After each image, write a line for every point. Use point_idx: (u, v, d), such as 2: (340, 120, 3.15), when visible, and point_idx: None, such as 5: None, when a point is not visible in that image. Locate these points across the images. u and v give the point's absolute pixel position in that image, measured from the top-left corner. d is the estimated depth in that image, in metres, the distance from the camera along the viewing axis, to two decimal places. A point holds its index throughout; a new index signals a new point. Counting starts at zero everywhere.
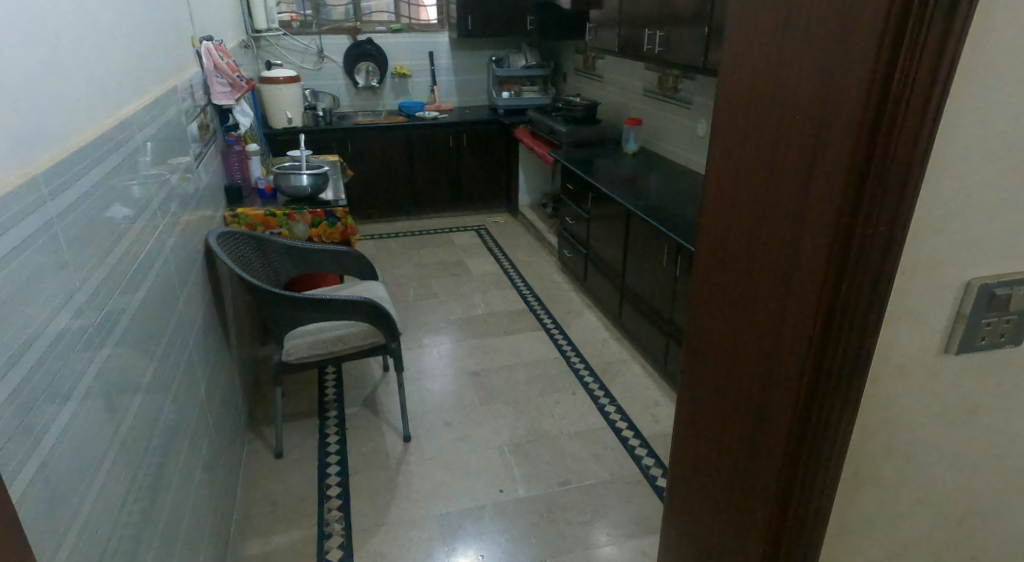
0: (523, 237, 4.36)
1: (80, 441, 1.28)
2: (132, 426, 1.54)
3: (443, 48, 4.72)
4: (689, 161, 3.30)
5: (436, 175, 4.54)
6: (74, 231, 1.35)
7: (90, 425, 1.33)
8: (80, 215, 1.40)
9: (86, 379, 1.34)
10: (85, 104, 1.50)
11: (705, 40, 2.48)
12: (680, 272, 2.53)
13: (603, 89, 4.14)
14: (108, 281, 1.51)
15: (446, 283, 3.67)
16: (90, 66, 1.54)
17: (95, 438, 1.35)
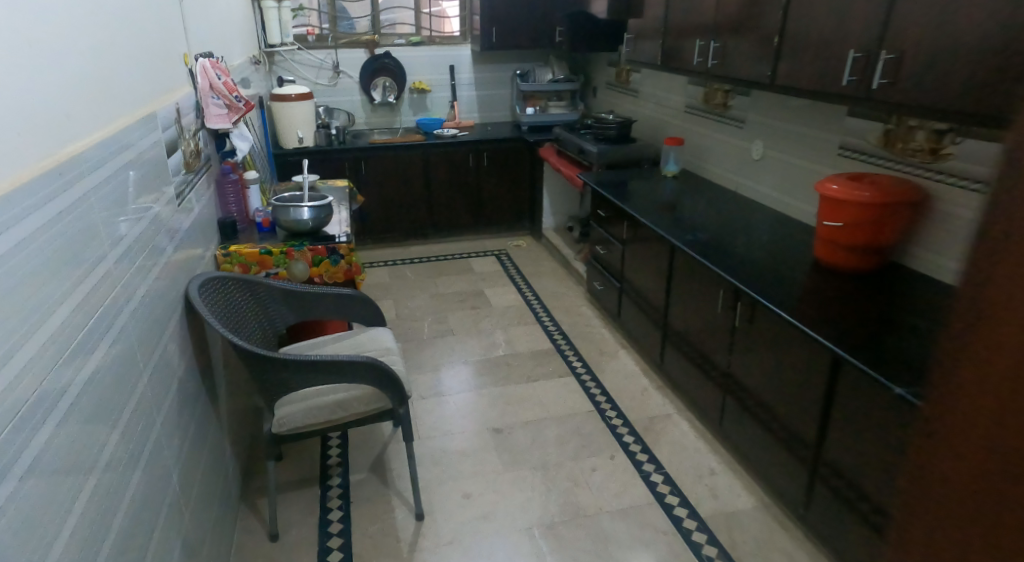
0: (547, 263, 4.00)
1: (24, 525, 1.00)
2: (91, 519, 1.22)
3: (465, 61, 4.42)
4: (740, 185, 2.93)
5: (455, 196, 4.21)
6: (12, 282, 1.03)
7: (36, 505, 1.04)
8: (33, 256, 1.10)
9: (36, 446, 1.07)
10: (38, 125, 1.17)
11: (775, 49, 2.11)
12: (740, 321, 2.12)
13: (639, 104, 3.80)
14: (58, 341, 1.17)
15: (464, 316, 3.31)
16: (44, 80, 1.21)
17: (42, 527, 1.05)
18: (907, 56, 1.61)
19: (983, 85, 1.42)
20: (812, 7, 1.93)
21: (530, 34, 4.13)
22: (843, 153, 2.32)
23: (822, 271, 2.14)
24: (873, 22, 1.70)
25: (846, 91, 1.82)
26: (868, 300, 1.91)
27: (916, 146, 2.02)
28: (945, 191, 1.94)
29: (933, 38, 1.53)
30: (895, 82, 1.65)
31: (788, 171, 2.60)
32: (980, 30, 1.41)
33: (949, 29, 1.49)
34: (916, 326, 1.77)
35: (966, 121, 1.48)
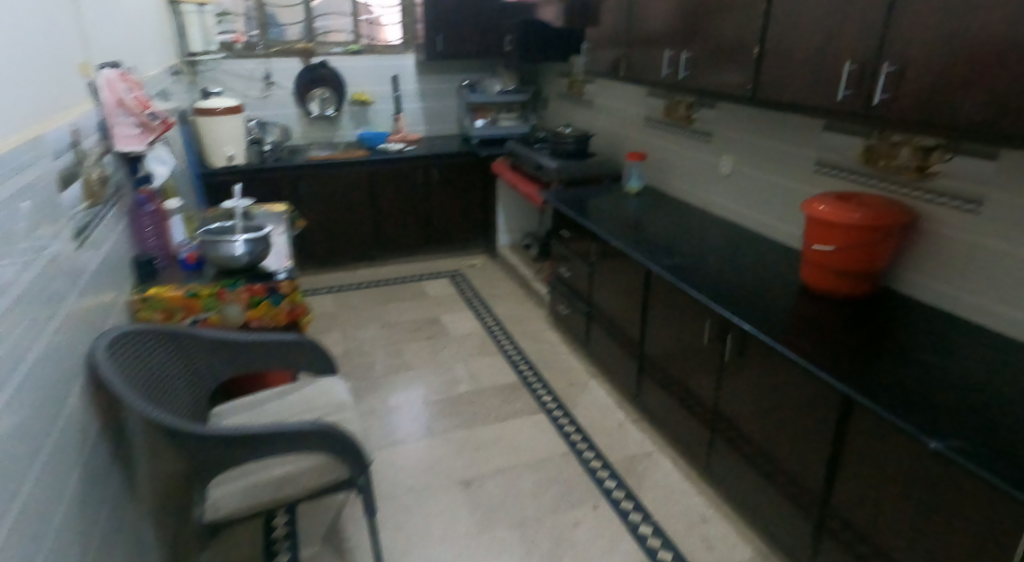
0: (505, 284, 3.77)
1: None
2: None
3: (409, 71, 4.16)
4: (708, 202, 2.80)
5: (405, 215, 3.93)
6: None
7: None
8: None
9: None
10: None
11: (755, 62, 1.99)
12: (729, 355, 1.96)
13: (594, 116, 3.64)
14: None
15: (421, 348, 3.03)
16: None
17: None
18: (910, 69, 1.53)
19: (1000, 99, 1.34)
20: (797, 17, 1.82)
21: (477, 43, 3.92)
22: (819, 170, 2.21)
23: (809, 296, 2.02)
24: (870, 32, 1.61)
25: (839, 106, 1.71)
26: (866, 332, 1.78)
27: (900, 163, 1.92)
28: (935, 211, 1.85)
29: (941, 49, 1.45)
30: (897, 96, 1.56)
31: (760, 189, 2.48)
32: (997, 41, 1.34)
33: (960, 39, 1.41)
34: (920, 358, 1.65)
35: (981, 138, 1.40)
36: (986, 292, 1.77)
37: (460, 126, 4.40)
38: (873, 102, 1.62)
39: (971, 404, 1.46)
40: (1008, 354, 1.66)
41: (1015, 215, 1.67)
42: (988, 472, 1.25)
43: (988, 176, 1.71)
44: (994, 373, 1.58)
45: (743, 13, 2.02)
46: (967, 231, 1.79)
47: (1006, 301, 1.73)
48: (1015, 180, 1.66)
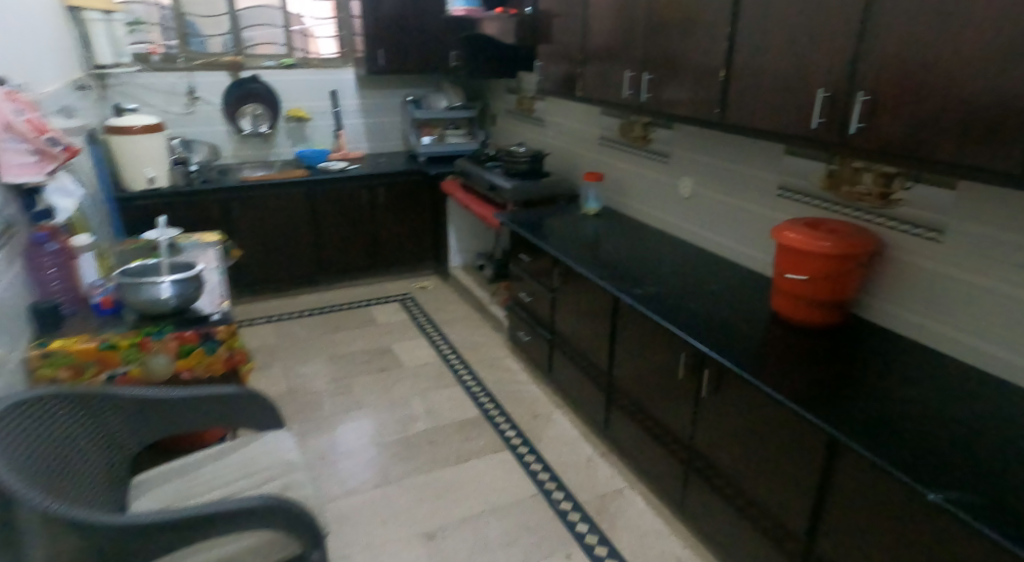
0: (458, 307, 3.60)
1: None
2: None
3: (348, 87, 3.95)
4: (669, 224, 2.74)
5: (350, 236, 3.70)
6: None
7: None
8: None
9: None
10: None
11: (720, 87, 1.91)
12: (707, 390, 1.88)
13: (546, 135, 3.54)
14: None
15: (371, 382, 2.82)
16: None
17: None
18: (887, 99, 1.45)
19: (985, 135, 1.27)
20: (763, 43, 1.75)
21: (420, 58, 3.76)
22: (782, 194, 2.16)
23: (780, 326, 1.96)
24: (840, 60, 1.54)
25: (812, 133, 1.63)
26: (844, 366, 1.73)
27: (864, 189, 1.88)
28: (899, 239, 1.82)
29: (919, 79, 1.37)
30: (874, 126, 1.48)
31: (722, 212, 2.43)
32: (967, 77, 1.29)
33: (936, 70, 1.34)
34: (898, 394, 1.60)
35: (965, 175, 1.32)
36: (952, 321, 1.75)
37: (406, 143, 4.22)
38: (848, 132, 1.54)
39: (953, 446, 1.41)
40: (980, 385, 1.64)
41: (979, 245, 1.65)
42: (991, 529, 1.18)
43: (950, 205, 1.69)
44: (974, 411, 1.54)
45: (705, 36, 1.94)
46: (930, 260, 1.77)
47: (971, 331, 1.71)
48: (978, 210, 1.64)
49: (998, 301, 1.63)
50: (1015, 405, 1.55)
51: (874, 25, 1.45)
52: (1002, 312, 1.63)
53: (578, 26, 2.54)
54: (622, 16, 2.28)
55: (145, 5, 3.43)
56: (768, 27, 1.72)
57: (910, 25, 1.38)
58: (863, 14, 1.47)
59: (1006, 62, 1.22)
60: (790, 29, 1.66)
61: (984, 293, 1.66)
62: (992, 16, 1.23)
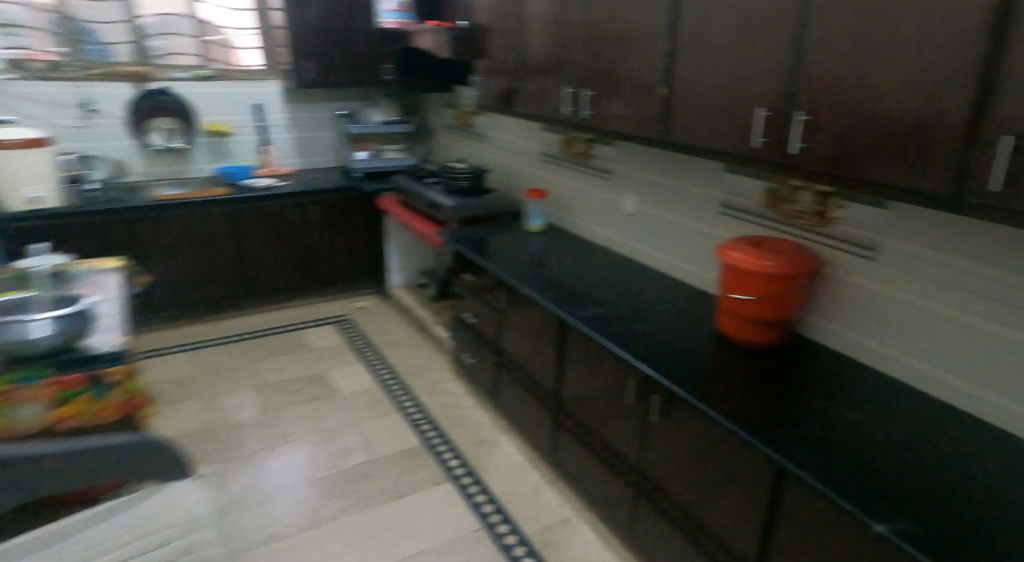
0: (399, 327, 3.47)
1: None
2: None
3: (274, 100, 3.78)
4: (612, 242, 2.69)
5: (282, 256, 3.52)
6: None
7: None
8: None
9: None
10: None
11: (659, 104, 1.87)
12: (656, 416, 1.82)
13: (486, 150, 3.46)
14: None
15: (302, 413, 2.65)
16: None
17: None
18: (826, 119, 1.41)
19: (924, 158, 1.25)
20: (703, 60, 1.71)
21: (352, 71, 3.63)
22: (722, 211, 2.13)
23: (727, 347, 1.92)
24: (778, 78, 1.51)
25: (753, 152, 1.60)
26: (789, 389, 1.70)
27: (802, 208, 1.87)
28: (834, 257, 1.81)
29: (857, 99, 1.34)
30: (814, 147, 1.44)
31: (665, 229, 2.39)
32: (898, 97, 1.27)
33: (871, 91, 1.32)
34: (840, 419, 1.57)
35: (906, 198, 1.30)
36: (888, 341, 1.73)
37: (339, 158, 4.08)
38: (789, 151, 1.50)
39: (897, 473, 1.38)
40: (919, 404, 1.63)
41: (915, 265, 1.64)
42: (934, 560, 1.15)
43: (884, 225, 1.68)
44: (917, 433, 1.52)
45: (644, 53, 1.89)
46: (867, 279, 1.75)
47: (906, 351, 1.69)
48: (913, 229, 1.63)
49: (930, 319, 1.63)
50: (954, 425, 1.55)
51: (809, 43, 1.43)
52: (938, 332, 1.62)
53: (514, 41, 2.47)
54: (558, 32, 2.23)
55: (22, 7, 3.11)
56: (706, 44, 1.69)
57: (846, 45, 1.35)
58: (799, 33, 1.45)
59: (942, 84, 1.20)
60: (728, 46, 1.63)
61: (920, 313, 1.65)
62: (925, 38, 1.22)
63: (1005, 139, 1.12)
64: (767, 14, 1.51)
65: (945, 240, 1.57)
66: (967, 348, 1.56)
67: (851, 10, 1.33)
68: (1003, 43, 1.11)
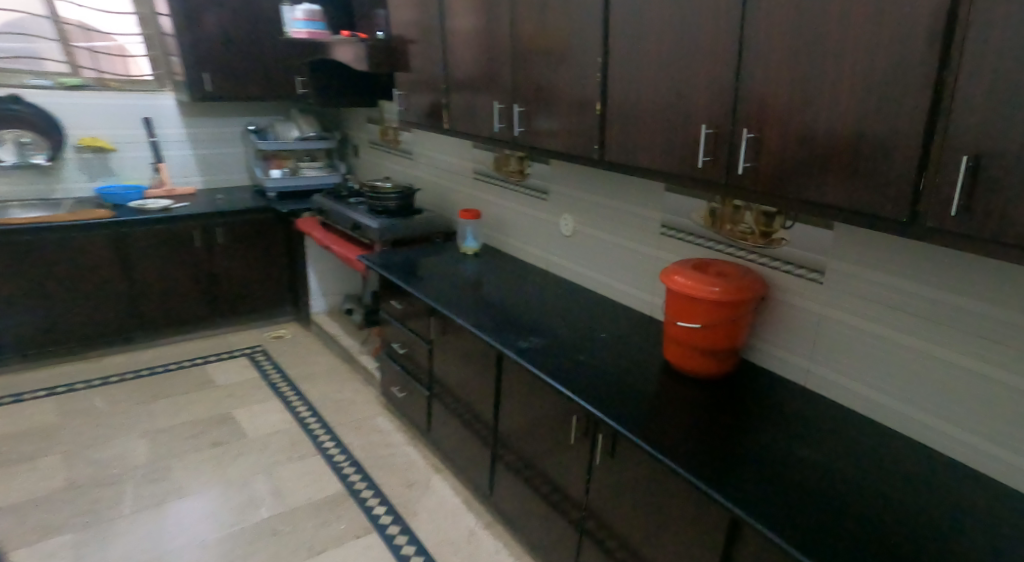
0: (321, 358, 3.21)
1: None
2: None
3: (166, 113, 3.48)
4: (550, 263, 2.56)
5: (184, 283, 3.21)
6: None
7: None
8: None
9: None
10: None
11: (583, 118, 1.73)
12: (601, 455, 1.67)
13: (414, 168, 3.28)
14: None
15: (203, 460, 2.36)
16: None
17: None
18: (772, 136, 1.27)
19: (878, 180, 1.12)
20: (636, 68, 1.55)
21: (261, 86, 3.43)
22: (664, 232, 2.03)
23: (675, 377, 1.80)
24: (717, 89, 1.36)
25: (694, 172, 1.44)
26: (741, 423, 1.59)
27: (746, 228, 1.78)
28: (780, 280, 1.73)
29: (800, 115, 1.21)
30: (761, 167, 1.30)
31: (604, 251, 2.28)
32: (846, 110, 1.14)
33: (817, 106, 1.18)
34: (795, 455, 1.48)
35: (858, 224, 1.17)
36: (846, 371, 1.64)
37: (251, 176, 3.82)
38: (735, 171, 1.35)
39: (862, 524, 1.27)
40: (875, 437, 1.55)
41: (872, 292, 1.56)
42: None
43: (837, 249, 1.60)
44: (876, 469, 1.43)
45: (565, 65, 1.76)
46: (815, 303, 1.67)
47: (865, 382, 1.61)
48: (869, 256, 1.54)
49: (874, 343, 1.57)
50: (910, 466, 1.45)
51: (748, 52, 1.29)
52: (891, 360, 1.55)
53: (438, 54, 2.31)
54: (480, 43, 2.07)
55: None
56: (637, 54, 1.53)
57: (788, 55, 1.21)
58: (739, 41, 1.30)
59: (893, 99, 1.07)
60: (661, 56, 1.48)
61: (878, 343, 1.57)
62: (870, 48, 1.09)
63: (963, 160, 1.00)
64: (701, 21, 1.37)
65: (879, 260, 1.53)
66: (898, 366, 1.54)
67: (791, 18, 1.20)
68: (954, 56, 0.99)
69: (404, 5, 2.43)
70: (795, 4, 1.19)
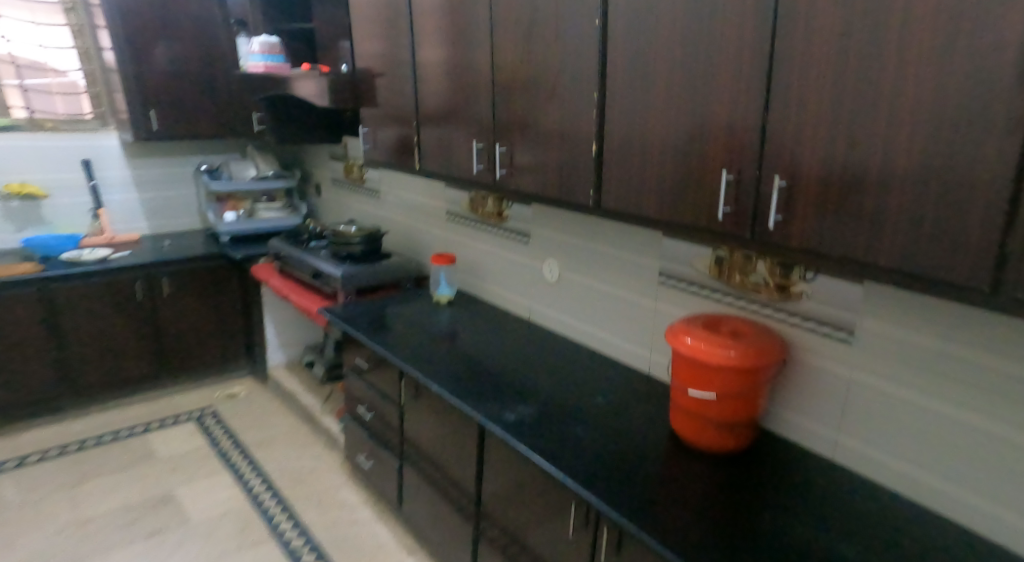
0: (279, 419, 2.90)
1: None
2: None
3: (107, 155, 3.20)
4: (534, 312, 2.34)
5: (123, 341, 2.89)
6: None
7: None
8: None
9: None
10: None
11: (569, 163, 1.52)
12: (606, 552, 1.43)
13: (382, 208, 3.04)
14: None
15: (136, 558, 2.03)
16: None
17: None
18: (811, 187, 1.08)
19: (945, 241, 0.94)
20: (634, 102, 1.33)
21: (213, 122, 3.18)
22: (663, 281, 1.82)
23: (686, 452, 1.58)
24: (740, 130, 1.16)
25: (712, 226, 1.24)
26: (768, 512, 1.37)
27: (759, 280, 1.58)
28: (802, 339, 1.53)
29: (848, 162, 1.02)
30: (797, 221, 1.11)
31: (595, 301, 2.07)
32: (908, 156, 0.95)
33: (870, 155, 1.00)
34: (834, 553, 1.26)
35: (924, 290, 0.98)
36: (883, 446, 1.44)
37: (203, 220, 3.54)
38: (764, 225, 1.16)
39: None
40: (925, 525, 1.34)
41: (907, 354, 1.36)
42: None
43: (865, 305, 1.41)
44: None
45: (546, 102, 1.53)
46: (843, 367, 1.47)
47: (899, 456, 1.41)
48: (904, 314, 1.35)
49: (915, 417, 1.37)
50: None
51: (778, 91, 1.09)
52: (937, 437, 1.34)
53: (407, 89, 2.08)
54: (453, 76, 1.85)
55: None
56: (634, 87, 1.32)
57: (833, 93, 1.02)
58: (766, 78, 1.11)
59: (968, 147, 0.89)
60: (665, 90, 1.26)
61: (915, 414, 1.37)
62: (938, 86, 0.91)
63: None
64: (716, 51, 1.16)
65: (920, 323, 1.33)
66: (946, 444, 1.33)
67: (834, 51, 1.01)
68: None
69: (368, 36, 2.22)
70: (839, 36, 1.00)
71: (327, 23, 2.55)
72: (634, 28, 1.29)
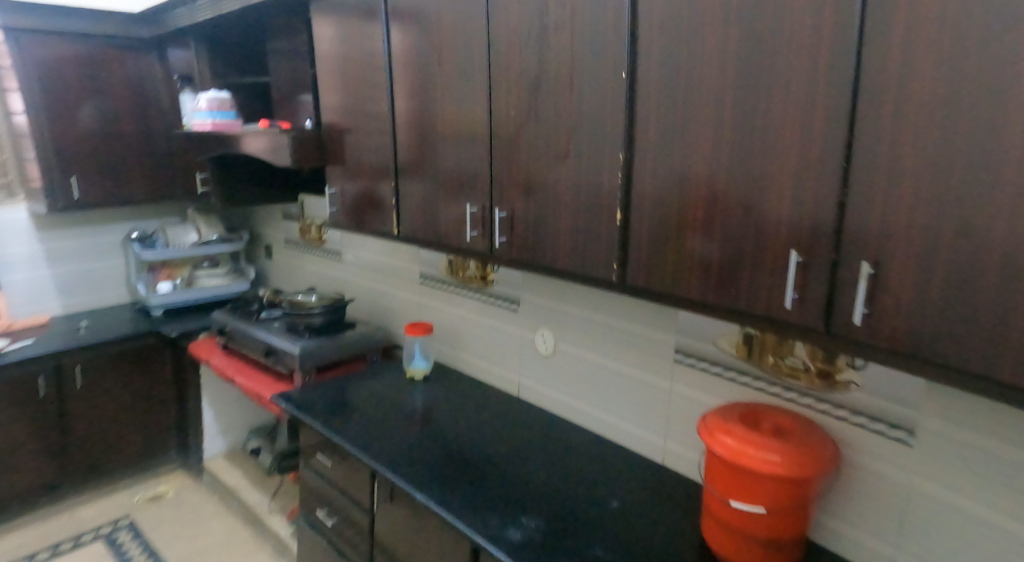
0: (215, 525, 2.49)
1: None
2: None
3: (12, 229, 2.80)
4: (523, 389, 2.09)
5: (22, 444, 2.42)
6: None
7: None
8: None
9: None
10: None
11: (585, 232, 1.31)
12: None
13: (344, 271, 2.75)
14: None
15: None
16: None
17: None
18: (909, 277, 0.89)
19: None
20: (672, 166, 1.13)
21: (147, 184, 2.86)
22: (680, 360, 1.61)
23: None
24: (811, 202, 0.97)
25: (776, 314, 1.04)
26: None
27: (798, 363, 1.38)
28: (853, 435, 1.33)
29: (960, 251, 0.84)
30: (890, 318, 0.91)
31: (598, 379, 1.84)
32: None
33: (990, 244, 0.81)
34: None
35: None
36: None
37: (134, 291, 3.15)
38: (845, 320, 0.96)
39: None
40: None
41: (983, 465, 1.17)
42: None
43: (930, 401, 1.22)
44: None
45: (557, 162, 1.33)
46: (906, 472, 1.27)
47: None
48: (979, 417, 1.17)
49: (998, 538, 1.17)
50: None
51: (864, 162, 0.91)
52: None
53: (379, 147, 1.85)
54: (437, 133, 1.64)
55: None
56: (671, 149, 1.13)
57: (938, 167, 0.84)
58: (846, 145, 0.92)
59: None
60: (710, 155, 1.08)
61: (998, 534, 1.16)
62: None
63: None
64: (778, 112, 0.98)
65: (1000, 428, 1.14)
66: None
67: (939, 117, 0.83)
68: None
69: (332, 90, 1.99)
70: (946, 99, 0.82)
71: (284, 76, 2.31)
72: (670, 80, 1.12)
